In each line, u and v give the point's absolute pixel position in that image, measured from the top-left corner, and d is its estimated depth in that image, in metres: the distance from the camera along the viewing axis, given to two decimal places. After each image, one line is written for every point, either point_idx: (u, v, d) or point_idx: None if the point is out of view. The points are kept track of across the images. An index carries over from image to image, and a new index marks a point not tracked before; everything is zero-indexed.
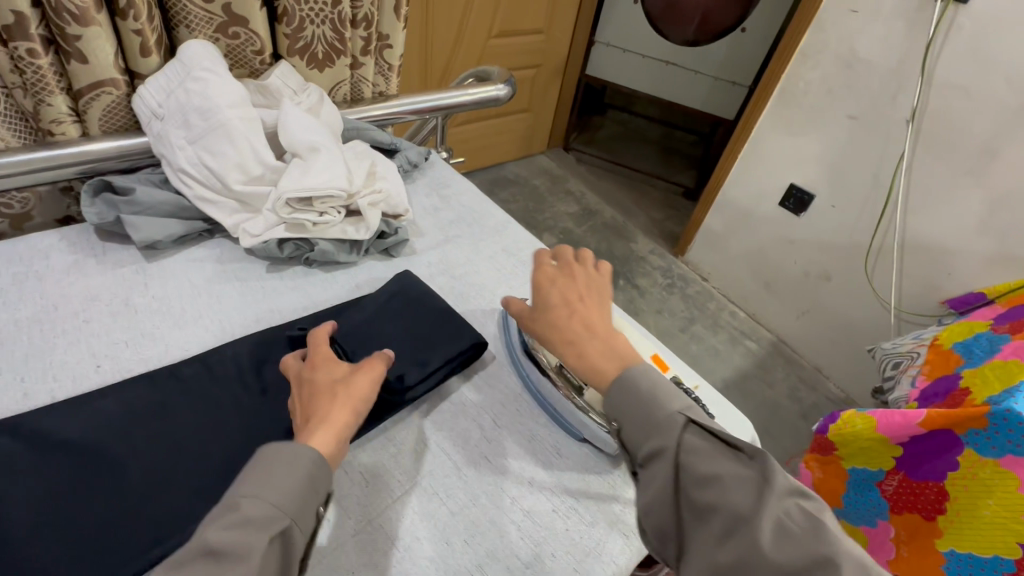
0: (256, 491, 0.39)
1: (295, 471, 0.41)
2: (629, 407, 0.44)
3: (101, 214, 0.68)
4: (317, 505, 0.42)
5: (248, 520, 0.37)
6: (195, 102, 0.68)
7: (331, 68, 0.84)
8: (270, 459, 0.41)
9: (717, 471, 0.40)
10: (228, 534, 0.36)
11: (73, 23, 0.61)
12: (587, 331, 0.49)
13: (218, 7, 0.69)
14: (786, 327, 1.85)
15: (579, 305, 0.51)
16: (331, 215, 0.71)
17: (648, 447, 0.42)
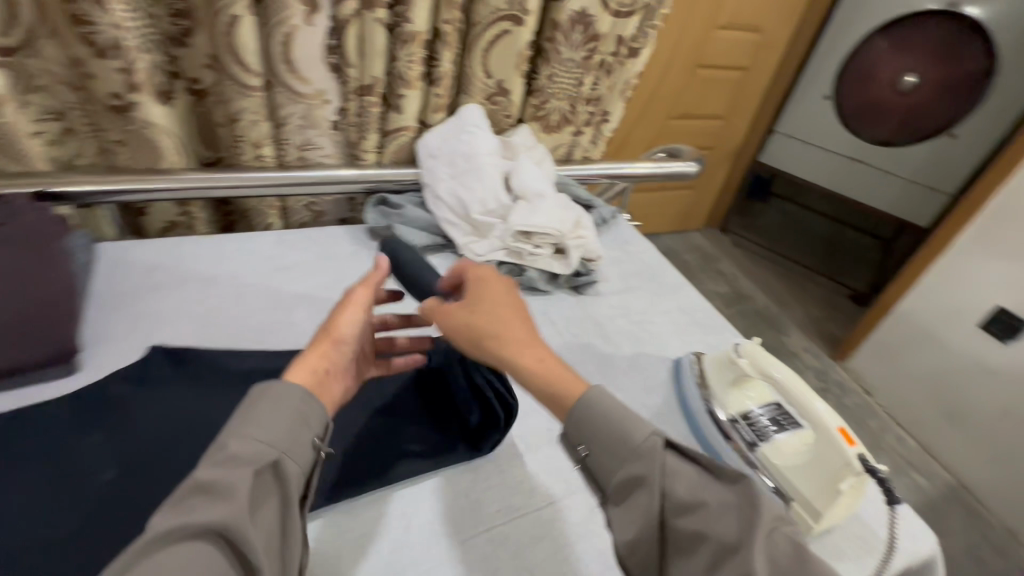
0: (244, 433, 0.40)
1: (286, 411, 0.42)
2: (603, 435, 0.44)
3: (377, 221, 0.91)
4: (313, 437, 0.43)
5: (240, 457, 0.38)
6: (463, 149, 0.88)
7: (557, 133, 1.01)
8: (263, 399, 0.43)
9: (697, 495, 0.40)
10: (223, 469, 0.37)
11: (405, 86, 0.84)
12: (526, 342, 0.51)
13: (494, 82, 0.90)
14: (971, 469, 1.58)
15: (508, 312, 0.53)
16: (543, 249, 0.85)
17: (626, 473, 0.42)
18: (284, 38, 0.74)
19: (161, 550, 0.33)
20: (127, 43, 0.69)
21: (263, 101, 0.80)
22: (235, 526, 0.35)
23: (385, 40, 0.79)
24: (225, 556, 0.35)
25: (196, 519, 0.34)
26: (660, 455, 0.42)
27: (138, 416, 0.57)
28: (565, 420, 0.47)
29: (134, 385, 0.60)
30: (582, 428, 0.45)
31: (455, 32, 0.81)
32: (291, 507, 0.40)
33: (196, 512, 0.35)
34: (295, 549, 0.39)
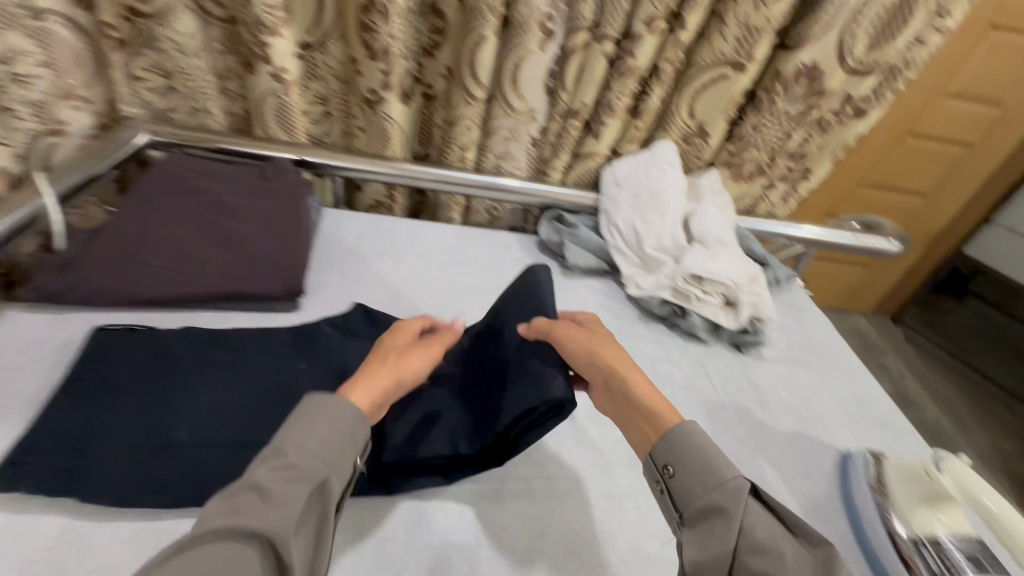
0: (299, 442, 0.44)
1: (339, 427, 0.46)
2: (687, 458, 0.48)
3: (549, 235, 0.94)
4: (352, 458, 0.47)
5: (292, 467, 0.42)
6: (650, 183, 0.89)
7: (747, 183, 0.96)
8: (320, 411, 0.46)
9: (771, 541, 0.43)
10: (277, 475, 0.41)
11: (609, 115, 0.87)
12: (609, 352, 0.57)
13: (695, 123, 0.89)
14: None
15: (594, 343, 0.58)
16: (713, 297, 0.82)
17: (705, 500, 0.46)
18: (517, 61, 0.81)
19: (207, 542, 0.37)
20: (393, 51, 0.82)
21: (481, 112, 0.89)
22: (281, 537, 0.39)
23: (604, 71, 0.83)
24: (264, 559, 0.38)
25: (242, 522, 0.38)
26: (744, 499, 0.45)
27: (337, 359, 0.66)
28: (656, 438, 0.51)
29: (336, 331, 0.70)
30: (681, 452, 0.49)
31: (673, 71, 0.82)
32: (328, 524, 0.43)
33: (246, 512, 0.39)
34: (325, 560, 0.43)
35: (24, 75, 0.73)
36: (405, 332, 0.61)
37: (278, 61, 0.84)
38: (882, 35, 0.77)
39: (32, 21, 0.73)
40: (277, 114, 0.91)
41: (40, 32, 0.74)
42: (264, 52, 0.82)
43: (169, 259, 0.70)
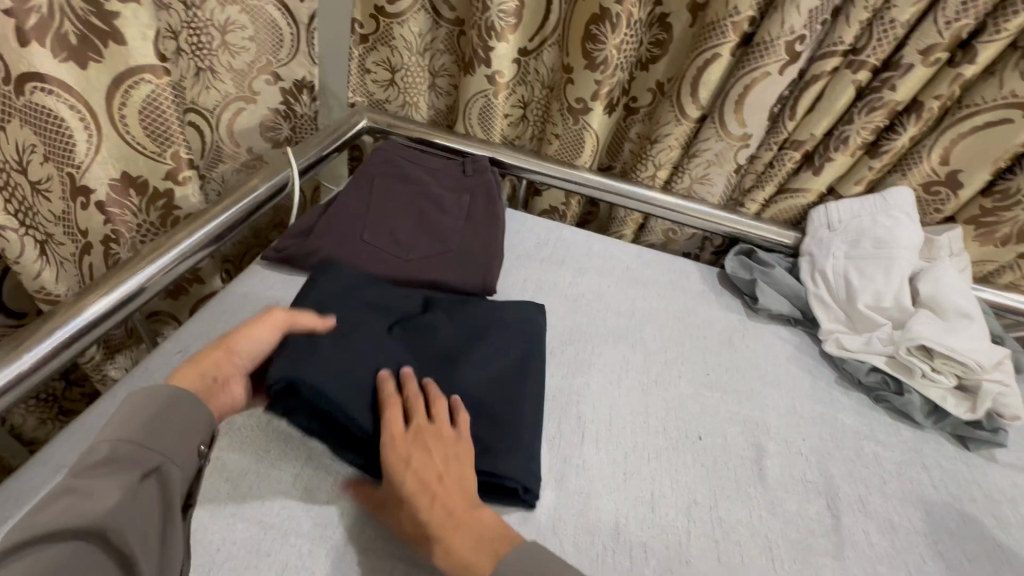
0: (118, 434, 0.42)
1: (170, 412, 0.44)
2: None
3: (737, 270, 0.88)
4: (200, 444, 0.46)
5: (117, 459, 0.41)
6: (877, 233, 0.77)
7: (998, 248, 0.81)
8: (137, 405, 0.44)
9: None
10: (96, 473, 0.40)
11: (840, 150, 0.78)
12: (439, 523, 0.47)
13: (947, 171, 0.76)
14: None
15: (420, 466, 0.49)
16: (944, 378, 0.69)
17: None
18: (747, 83, 0.75)
19: (33, 550, 0.35)
20: (613, 63, 0.80)
21: (689, 132, 0.85)
22: (107, 527, 0.37)
23: (847, 103, 0.74)
24: (104, 556, 0.37)
25: (63, 521, 0.36)
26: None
27: None
28: None
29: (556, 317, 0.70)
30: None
31: (938, 109, 0.71)
32: (174, 514, 0.42)
33: (92, 503, 0.38)
34: (177, 542, 0.41)
35: (232, 45, 0.78)
36: (262, 325, 0.54)
37: (496, 65, 0.86)
38: None
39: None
40: (482, 113, 0.95)
41: (253, 9, 0.76)
42: (486, 54, 0.85)
43: (383, 242, 0.76)
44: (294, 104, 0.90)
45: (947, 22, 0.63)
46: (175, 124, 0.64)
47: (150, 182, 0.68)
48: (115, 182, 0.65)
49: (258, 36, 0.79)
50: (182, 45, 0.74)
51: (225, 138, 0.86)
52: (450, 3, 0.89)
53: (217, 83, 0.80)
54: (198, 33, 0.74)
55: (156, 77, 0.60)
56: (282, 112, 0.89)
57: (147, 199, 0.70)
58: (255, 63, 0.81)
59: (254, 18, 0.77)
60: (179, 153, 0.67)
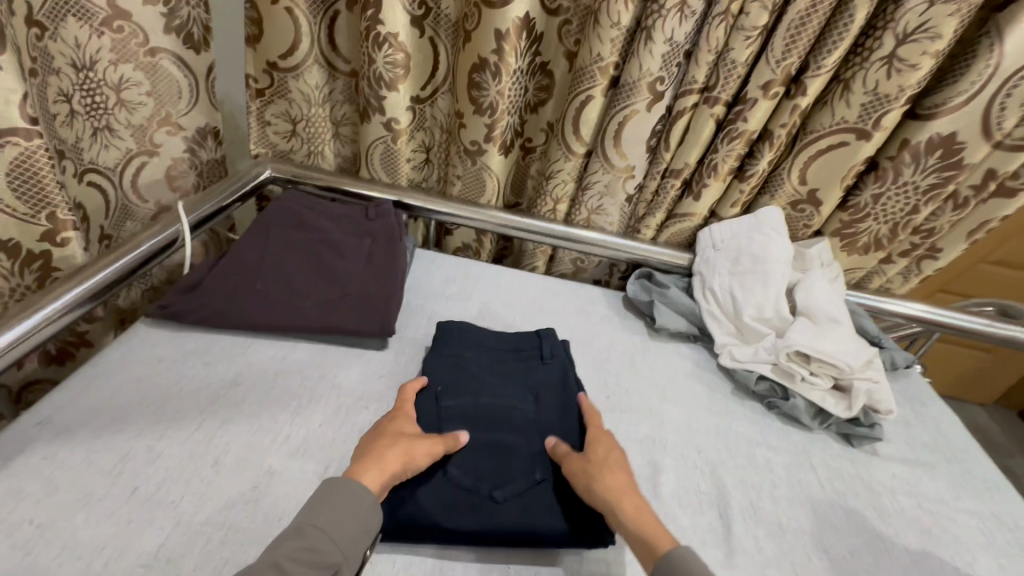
0: (319, 523, 0.47)
1: (356, 508, 0.49)
2: None
3: (637, 293, 0.92)
4: (364, 549, 0.49)
5: (314, 550, 0.45)
6: (752, 250, 0.83)
7: (862, 256, 0.89)
8: (330, 497, 0.49)
9: None
10: (300, 557, 0.45)
11: (712, 177, 0.84)
12: (618, 492, 0.56)
13: (806, 190, 0.83)
14: None
15: (611, 461, 0.60)
16: (820, 379, 0.74)
17: None
18: (622, 119, 0.81)
19: None
20: (500, 107, 0.85)
21: (578, 166, 0.90)
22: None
23: (711, 133, 0.81)
24: None
25: None
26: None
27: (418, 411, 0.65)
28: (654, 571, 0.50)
29: (560, 359, 0.75)
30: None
31: (787, 135, 0.78)
32: None
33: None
34: None
35: (129, 102, 0.74)
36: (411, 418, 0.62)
37: (391, 112, 0.89)
38: None
39: (146, 57, 0.73)
40: (384, 159, 0.97)
41: (151, 67, 0.74)
42: (380, 103, 0.88)
43: (278, 290, 0.74)
44: (200, 152, 0.87)
45: (777, 61, 0.71)
46: (49, 185, 0.63)
47: (23, 244, 0.66)
48: None
49: (157, 93, 0.76)
50: (75, 107, 0.70)
51: (131, 197, 0.82)
52: (344, 56, 0.93)
53: (117, 141, 0.76)
54: (92, 93, 0.71)
55: (21, 138, 0.58)
56: (188, 160, 0.86)
57: (19, 262, 0.67)
58: (155, 117, 0.78)
59: (152, 74, 0.75)
60: (55, 214, 0.65)
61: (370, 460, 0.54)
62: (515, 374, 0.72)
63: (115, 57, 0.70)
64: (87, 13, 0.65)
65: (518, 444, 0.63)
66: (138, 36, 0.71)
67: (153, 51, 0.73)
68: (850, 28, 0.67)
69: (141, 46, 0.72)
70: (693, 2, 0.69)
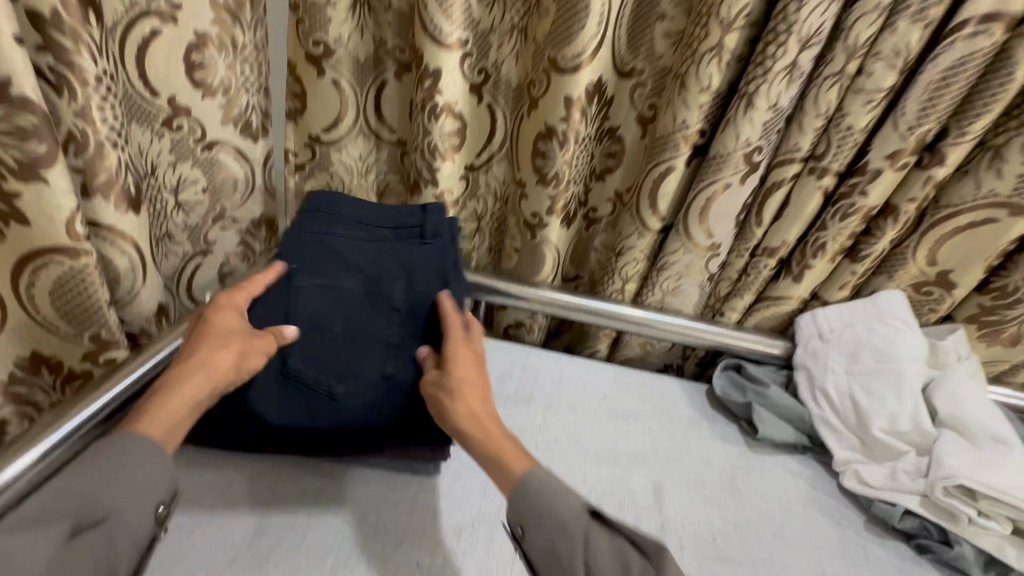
0: (62, 483, 0.42)
1: (116, 457, 0.44)
2: (528, 510, 0.50)
3: (726, 389, 0.77)
4: (153, 502, 0.44)
5: (77, 508, 0.41)
6: (875, 343, 0.69)
7: (1006, 347, 0.73)
8: (95, 454, 0.44)
9: (585, 532, 0.48)
10: (62, 508, 0.41)
11: (817, 257, 0.72)
12: (502, 443, 0.54)
13: (936, 271, 0.69)
14: None
15: (464, 376, 0.57)
16: (996, 522, 0.57)
17: (555, 551, 0.48)
18: (709, 195, 0.70)
19: None
20: (566, 177, 0.75)
21: (653, 244, 0.78)
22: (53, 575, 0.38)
23: (817, 207, 0.68)
24: None
25: None
26: (587, 526, 0.49)
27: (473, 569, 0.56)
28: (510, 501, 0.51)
29: (443, 239, 0.70)
30: (512, 506, 0.50)
31: (915, 210, 0.65)
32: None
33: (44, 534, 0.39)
34: None
35: (186, 202, 0.71)
36: (235, 325, 0.56)
37: (443, 184, 0.80)
38: None
39: (205, 153, 0.69)
40: None
41: (207, 162, 0.70)
42: (430, 175, 0.79)
43: None
44: (253, 242, 0.82)
45: (909, 126, 0.59)
46: (93, 306, 0.57)
47: (66, 363, 0.61)
48: (19, 364, 0.59)
49: (214, 187, 0.72)
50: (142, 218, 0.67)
51: (186, 299, 0.77)
52: (391, 126, 0.85)
53: (175, 247, 0.73)
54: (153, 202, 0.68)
55: (69, 256, 0.53)
56: (240, 253, 0.81)
57: (61, 378, 0.63)
58: (209, 214, 0.74)
59: (209, 170, 0.70)
60: (99, 335, 0.59)
61: (184, 363, 0.52)
62: (422, 296, 0.65)
63: (176, 158, 0.67)
64: (146, 117, 0.62)
65: (375, 326, 0.62)
66: (196, 132, 0.67)
67: (210, 146, 0.68)
68: (1010, 87, 0.55)
69: (198, 143, 0.68)
70: (804, 63, 0.59)
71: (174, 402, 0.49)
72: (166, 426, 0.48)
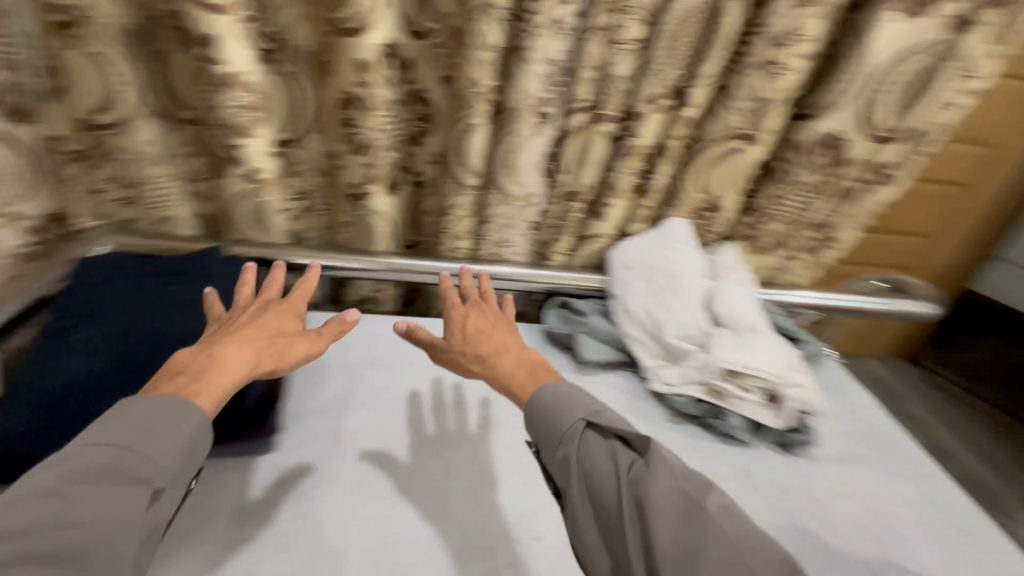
0: (93, 441, 0.42)
1: (142, 420, 0.44)
2: (540, 428, 0.54)
3: (556, 324, 0.87)
4: (188, 477, 0.46)
5: (125, 472, 0.41)
6: (664, 266, 0.80)
7: (767, 255, 0.89)
8: (137, 409, 0.44)
9: (606, 451, 0.51)
10: (72, 485, 0.39)
11: (613, 196, 0.81)
12: (520, 370, 0.61)
13: (707, 198, 0.82)
14: None
15: (483, 324, 0.67)
16: (752, 394, 0.72)
17: (558, 457, 0.52)
18: (510, 148, 0.75)
19: None
20: (377, 143, 0.75)
21: (473, 200, 0.82)
22: (75, 557, 0.37)
23: (605, 152, 0.77)
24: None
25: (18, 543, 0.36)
26: (583, 435, 0.52)
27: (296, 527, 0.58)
28: (528, 422, 0.56)
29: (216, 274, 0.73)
30: (529, 425, 0.56)
31: (679, 147, 0.76)
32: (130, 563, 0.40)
33: (83, 507, 0.38)
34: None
35: None
36: (287, 317, 0.61)
37: (251, 162, 0.76)
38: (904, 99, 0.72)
39: None
40: (249, 216, 0.83)
41: None
42: (234, 153, 0.75)
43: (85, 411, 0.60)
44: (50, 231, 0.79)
45: (657, 73, 0.68)
46: None
47: None
48: None
49: None
50: None
51: None
52: (185, 104, 0.75)
53: None
54: None
55: None
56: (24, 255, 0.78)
57: None
58: None
59: None
60: None
61: (230, 336, 0.56)
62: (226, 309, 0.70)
63: None
64: None
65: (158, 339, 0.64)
66: None
67: None
68: (720, 34, 0.66)
69: None
70: (568, 18, 0.64)
71: (226, 369, 0.51)
72: (228, 364, 0.52)
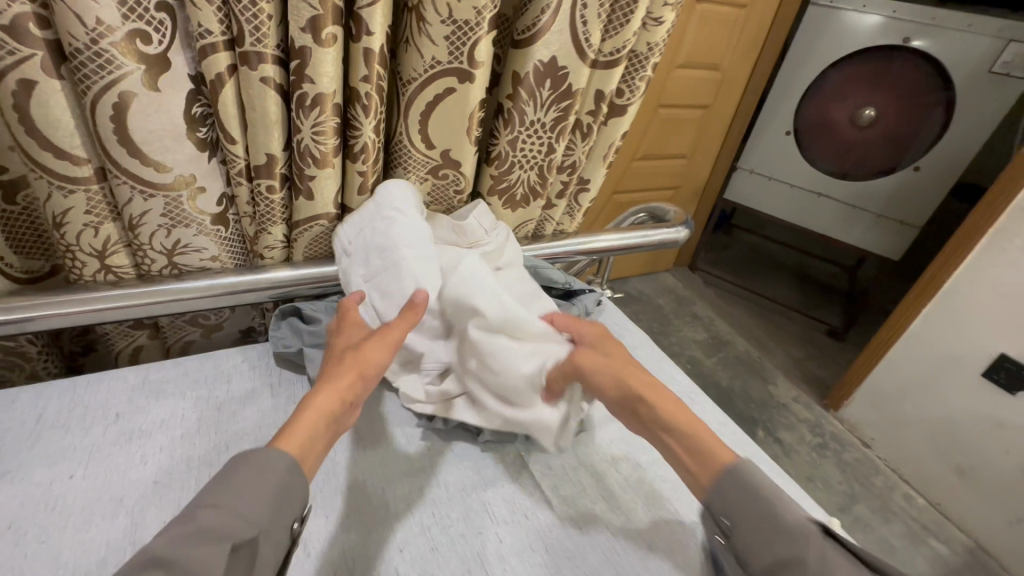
0: (216, 505, 0.41)
1: (266, 479, 0.44)
2: (749, 514, 0.48)
3: (285, 340, 0.68)
4: (290, 521, 0.45)
5: (217, 534, 0.39)
6: (379, 243, 0.65)
7: (524, 208, 0.81)
8: (247, 465, 0.44)
9: (797, 557, 0.44)
10: (192, 547, 0.37)
11: (313, 166, 0.61)
12: (692, 420, 0.55)
13: (438, 152, 0.69)
14: (976, 522, 1.60)
15: (633, 374, 0.60)
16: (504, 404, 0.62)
17: (776, 556, 0.45)
18: (116, 113, 0.49)
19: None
20: None
21: (97, 197, 0.55)
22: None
23: (280, 107, 0.56)
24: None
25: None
26: (821, 541, 0.45)
27: None
28: (712, 481, 0.51)
29: None
30: (719, 499, 0.50)
31: (376, 92, 0.60)
32: None
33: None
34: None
35: None
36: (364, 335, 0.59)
37: None
38: (614, 17, 0.64)
39: None
40: None
41: None
42: None
43: None
44: None
45: None
46: None
47: None
48: None
49: None
50: None
51: None
52: None
53: None
54: None
55: None
56: None
57: None
58: None
59: None
60: None
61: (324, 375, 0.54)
62: None
63: None
64: None
65: None
66: None
67: None
68: None
69: None
70: None
71: (315, 406, 0.50)
72: (322, 400, 0.51)
